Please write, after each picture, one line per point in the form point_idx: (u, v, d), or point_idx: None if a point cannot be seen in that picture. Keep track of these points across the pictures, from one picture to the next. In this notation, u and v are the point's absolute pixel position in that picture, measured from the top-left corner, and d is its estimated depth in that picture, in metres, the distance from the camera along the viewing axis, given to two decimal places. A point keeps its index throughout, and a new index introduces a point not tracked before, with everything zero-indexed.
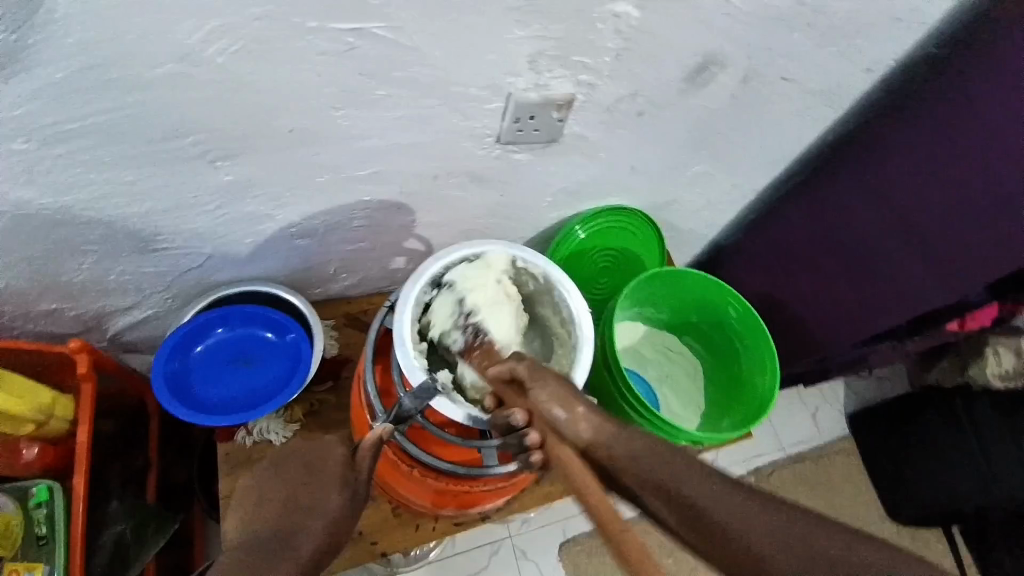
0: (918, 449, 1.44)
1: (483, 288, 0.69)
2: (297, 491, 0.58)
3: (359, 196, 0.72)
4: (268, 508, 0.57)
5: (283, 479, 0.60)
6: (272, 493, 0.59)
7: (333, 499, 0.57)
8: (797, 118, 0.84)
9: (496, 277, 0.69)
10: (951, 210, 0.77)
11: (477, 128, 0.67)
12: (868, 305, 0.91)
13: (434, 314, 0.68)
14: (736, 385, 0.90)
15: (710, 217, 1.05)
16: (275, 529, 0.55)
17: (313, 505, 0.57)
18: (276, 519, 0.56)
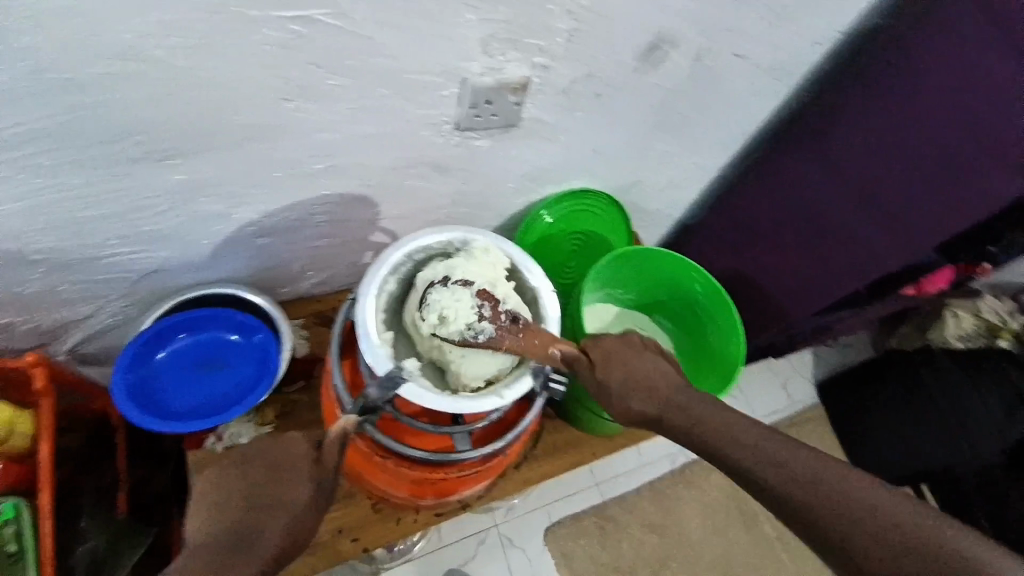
0: (880, 408, 1.51)
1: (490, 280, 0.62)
2: (263, 486, 0.57)
3: (318, 191, 0.70)
4: (231, 504, 0.56)
5: (246, 476, 0.58)
6: (234, 490, 0.57)
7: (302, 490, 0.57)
8: (754, 92, 0.85)
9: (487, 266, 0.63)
10: (909, 169, 0.79)
11: (434, 116, 0.66)
12: (827, 273, 0.94)
13: (454, 308, 0.58)
14: (707, 357, 0.91)
15: (675, 197, 1.05)
16: (237, 526, 0.53)
17: (281, 500, 0.56)
18: (239, 515, 0.55)
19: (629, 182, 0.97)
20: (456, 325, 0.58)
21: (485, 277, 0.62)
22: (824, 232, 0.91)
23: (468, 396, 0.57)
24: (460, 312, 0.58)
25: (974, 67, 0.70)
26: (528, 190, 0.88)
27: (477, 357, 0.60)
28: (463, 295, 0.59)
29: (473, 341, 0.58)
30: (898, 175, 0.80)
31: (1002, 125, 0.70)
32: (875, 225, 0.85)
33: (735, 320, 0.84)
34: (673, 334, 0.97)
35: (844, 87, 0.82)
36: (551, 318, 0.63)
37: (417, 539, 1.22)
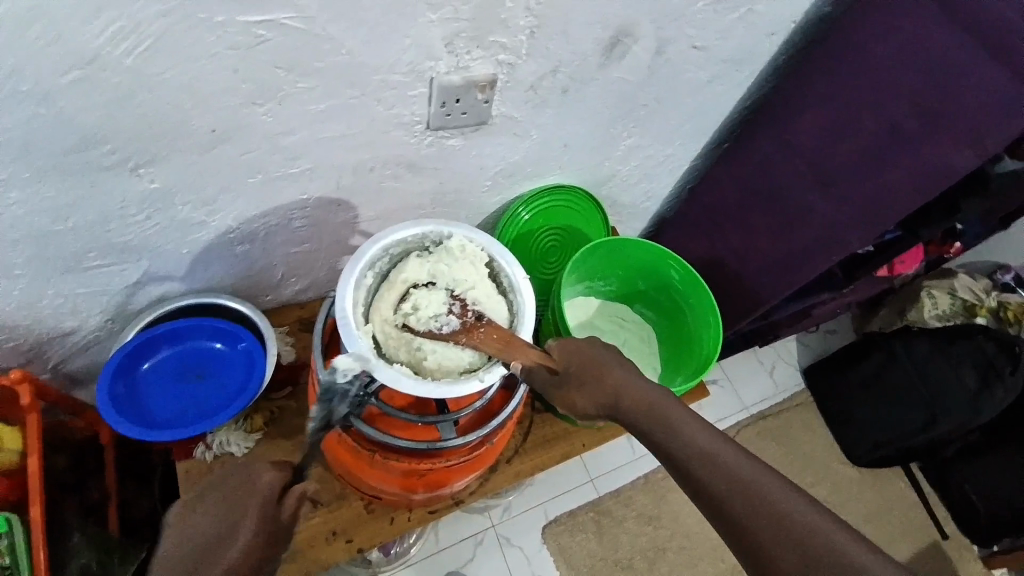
0: (863, 389, 1.55)
1: (470, 280, 0.61)
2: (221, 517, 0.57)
3: (294, 195, 0.71)
4: (190, 533, 0.56)
5: (208, 504, 0.58)
6: (194, 521, 0.57)
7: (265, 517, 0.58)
8: (718, 82, 0.87)
9: (468, 263, 0.61)
10: (878, 145, 0.80)
11: (405, 117, 0.67)
12: (801, 255, 0.94)
13: (423, 298, 0.59)
14: (687, 342, 0.93)
15: (648, 188, 1.09)
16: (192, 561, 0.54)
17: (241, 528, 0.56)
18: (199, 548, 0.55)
19: (603, 175, 1.00)
20: (425, 314, 0.59)
21: (464, 273, 0.61)
22: (799, 214, 0.93)
23: (447, 383, 0.54)
24: (432, 304, 0.59)
25: (925, 45, 0.73)
26: (504, 187, 0.90)
27: (445, 350, 0.58)
28: (438, 291, 0.60)
29: (439, 332, 0.59)
30: (861, 153, 0.82)
31: (956, 100, 0.72)
32: (847, 203, 0.86)
33: (711, 314, 0.86)
34: (653, 322, 0.99)
35: (804, 73, 0.86)
36: (529, 310, 0.60)
37: (413, 541, 1.23)
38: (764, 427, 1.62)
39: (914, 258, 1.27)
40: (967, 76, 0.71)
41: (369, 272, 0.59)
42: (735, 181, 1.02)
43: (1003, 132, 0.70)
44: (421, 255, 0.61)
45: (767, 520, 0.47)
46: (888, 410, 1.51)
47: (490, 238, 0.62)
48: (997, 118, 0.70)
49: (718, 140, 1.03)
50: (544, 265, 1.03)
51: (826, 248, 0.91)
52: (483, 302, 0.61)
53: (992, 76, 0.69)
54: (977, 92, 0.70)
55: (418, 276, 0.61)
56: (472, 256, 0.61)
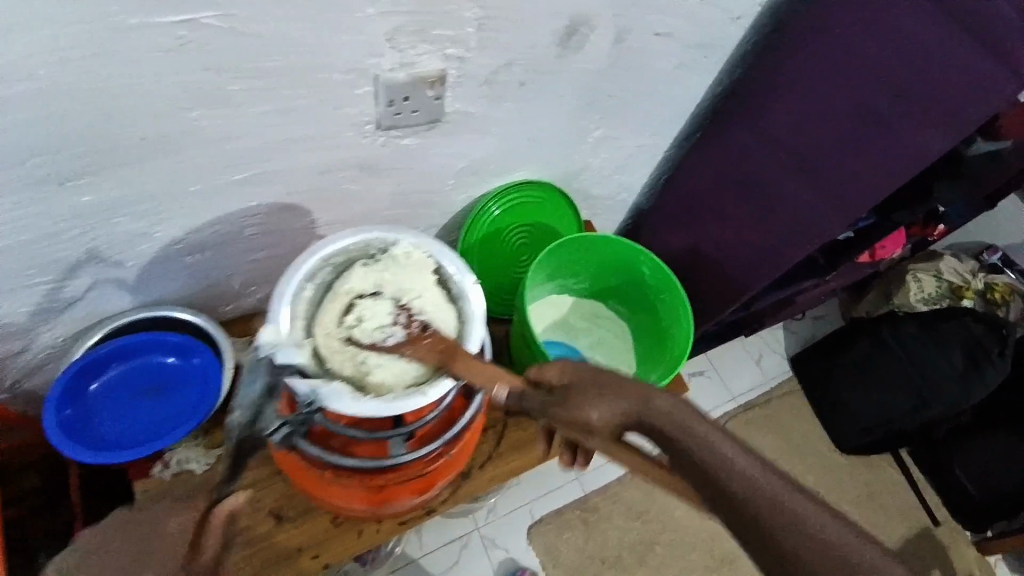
0: (857, 373, 1.51)
1: (417, 288, 0.59)
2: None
3: (241, 203, 0.68)
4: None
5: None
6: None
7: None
8: (685, 70, 0.85)
9: (415, 270, 0.59)
10: (859, 131, 0.77)
11: (353, 116, 0.64)
12: (781, 246, 0.92)
13: (368, 308, 0.57)
14: (662, 338, 0.91)
15: (622, 180, 1.06)
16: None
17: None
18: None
19: (574, 169, 0.97)
20: (370, 325, 0.57)
21: (411, 282, 0.59)
22: (776, 202, 0.90)
23: (396, 398, 0.53)
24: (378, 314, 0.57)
25: (894, 22, 0.70)
26: (470, 186, 0.87)
27: (390, 363, 0.55)
28: (384, 301, 0.58)
29: (384, 344, 0.56)
30: (839, 139, 0.80)
31: (944, 87, 0.68)
32: (826, 187, 0.84)
33: (683, 314, 0.84)
34: (628, 320, 0.97)
35: (775, 58, 0.84)
36: (478, 315, 0.58)
37: (397, 547, 1.21)
38: (752, 417, 1.61)
39: (896, 243, 1.25)
40: (939, 52, 0.68)
41: (309, 284, 0.57)
42: (710, 170, 0.99)
43: (979, 108, 0.67)
44: (366, 264, 0.59)
45: (810, 544, 0.43)
46: (886, 396, 1.47)
47: (437, 243, 0.60)
48: (976, 92, 0.67)
49: (691, 129, 1.00)
50: (515, 264, 1.00)
51: (807, 239, 0.89)
52: (431, 311, 0.58)
53: (964, 51, 0.66)
54: (950, 68, 0.68)
55: (363, 286, 0.58)
56: (419, 262, 0.59)
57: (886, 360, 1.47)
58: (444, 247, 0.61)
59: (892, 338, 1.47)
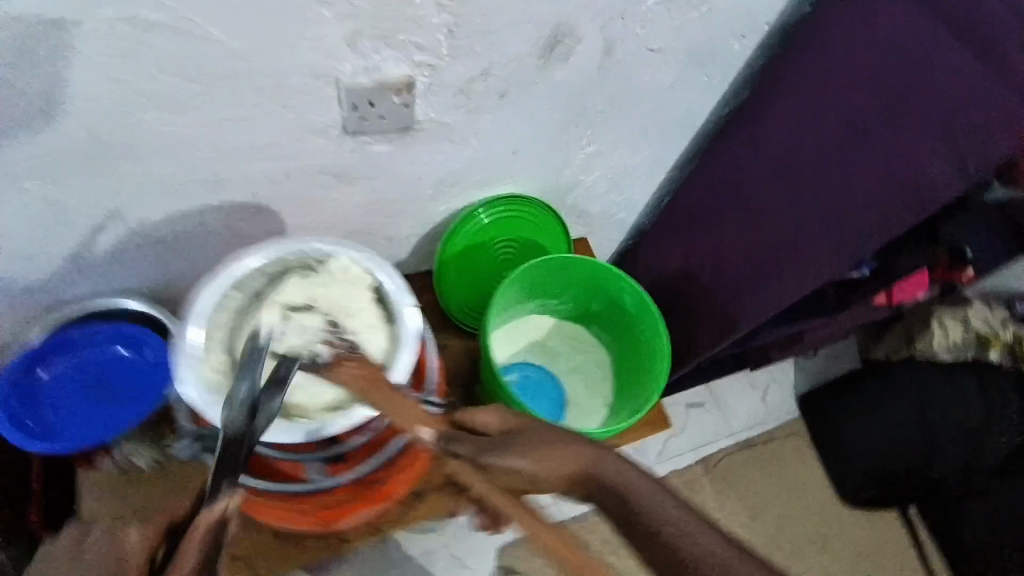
0: (860, 413, 1.46)
1: (352, 305, 0.58)
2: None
3: (204, 199, 0.68)
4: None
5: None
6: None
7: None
8: (679, 90, 0.81)
9: (353, 286, 0.58)
10: (858, 156, 0.75)
11: (317, 118, 0.62)
12: (765, 271, 0.84)
13: (295, 323, 0.56)
14: (636, 370, 0.86)
15: (617, 199, 1.02)
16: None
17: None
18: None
19: (565, 185, 0.93)
20: (294, 341, 0.56)
21: (345, 299, 0.58)
22: (772, 236, 0.84)
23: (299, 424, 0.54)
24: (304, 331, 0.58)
25: (917, 53, 0.70)
26: (451, 197, 0.84)
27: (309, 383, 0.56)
28: (314, 317, 0.57)
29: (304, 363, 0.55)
30: (836, 164, 0.77)
31: (946, 109, 0.68)
32: (828, 219, 0.78)
33: (661, 352, 0.79)
34: (609, 349, 0.92)
35: (776, 80, 0.79)
36: (408, 339, 0.57)
37: (362, 556, 1.19)
38: (749, 456, 1.54)
39: (918, 287, 1.13)
40: (959, 86, 0.68)
41: (237, 292, 0.56)
42: (702, 192, 0.94)
43: (993, 148, 0.66)
44: (304, 276, 0.58)
45: None
46: (884, 444, 1.43)
47: (378, 260, 0.59)
48: (996, 129, 0.66)
49: (692, 150, 0.95)
50: (495, 279, 0.96)
51: (794, 266, 0.81)
52: (363, 331, 0.58)
53: (988, 90, 0.66)
54: (970, 102, 0.67)
55: (295, 299, 0.57)
56: (358, 279, 0.58)
57: (897, 401, 1.41)
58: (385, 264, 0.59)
59: (900, 382, 1.42)
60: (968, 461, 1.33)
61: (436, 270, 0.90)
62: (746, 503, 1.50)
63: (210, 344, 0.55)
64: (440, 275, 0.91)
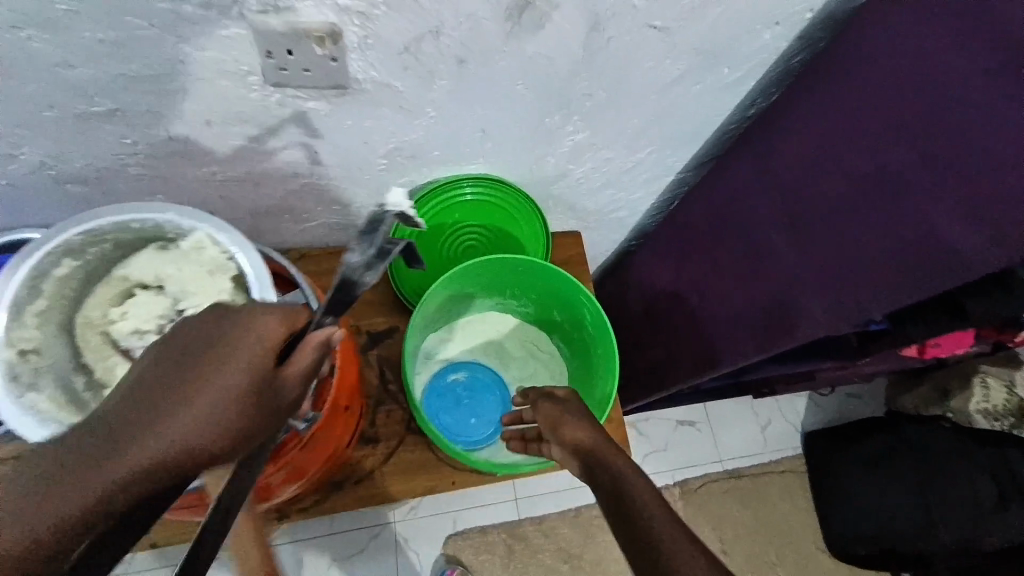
0: (861, 465, 1.34)
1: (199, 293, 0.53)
2: (225, 445, 0.44)
3: (113, 138, 0.61)
4: (127, 478, 0.40)
5: (166, 421, 0.42)
6: (127, 456, 0.40)
7: (34, 525, 0.38)
8: (684, 78, 0.68)
9: (204, 269, 0.53)
10: (847, 184, 0.63)
11: (217, 56, 0.52)
12: (752, 314, 0.75)
13: (134, 305, 0.55)
14: (587, 390, 0.79)
15: (613, 195, 0.90)
16: (86, 522, 0.39)
17: (15, 541, 0.38)
18: (84, 502, 0.39)
19: (548, 175, 0.82)
20: (130, 324, 0.55)
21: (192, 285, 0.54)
22: (764, 273, 0.73)
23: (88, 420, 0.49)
24: (141, 315, 0.55)
25: (918, 67, 0.58)
26: (412, 171, 0.75)
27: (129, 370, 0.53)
28: (163, 298, 0.56)
29: (133, 349, 0.55)
30: (824, 194, 0.66)
31: (944, 125, 0.56)
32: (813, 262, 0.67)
33: (612, 381, 0.72)
34: (570, 365, 0.84)
35: (796, 92, 0.69)
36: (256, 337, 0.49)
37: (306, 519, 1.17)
38: (737, 487, 1.42)
39: (956, 344, 0.98)
40: (965, 106, 0.55)
41: (69, 259, 0.51)
42: (704, 204, 0.85)
43: (999, 182, 0.52)
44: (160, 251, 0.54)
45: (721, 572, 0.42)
46: (890, 501, 1.30)
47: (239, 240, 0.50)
48: (977, 132, 0.54)
49: (709, 153, 0.85)
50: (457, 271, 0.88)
51: (779, 309, 0.71)
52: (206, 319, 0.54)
53: (993, 107, 0.54)
54: (969, 124, 0.55)
55: (145, 277, 0.55)
56: (210, 262, 0.52)
57: (912, 458, 1.30)
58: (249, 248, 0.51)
59: (910, 441, 1.31)
60: (967, 540, 1.21)
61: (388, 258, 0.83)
62: (722, 535, 1.39)
63: (25, 322, 0.50)
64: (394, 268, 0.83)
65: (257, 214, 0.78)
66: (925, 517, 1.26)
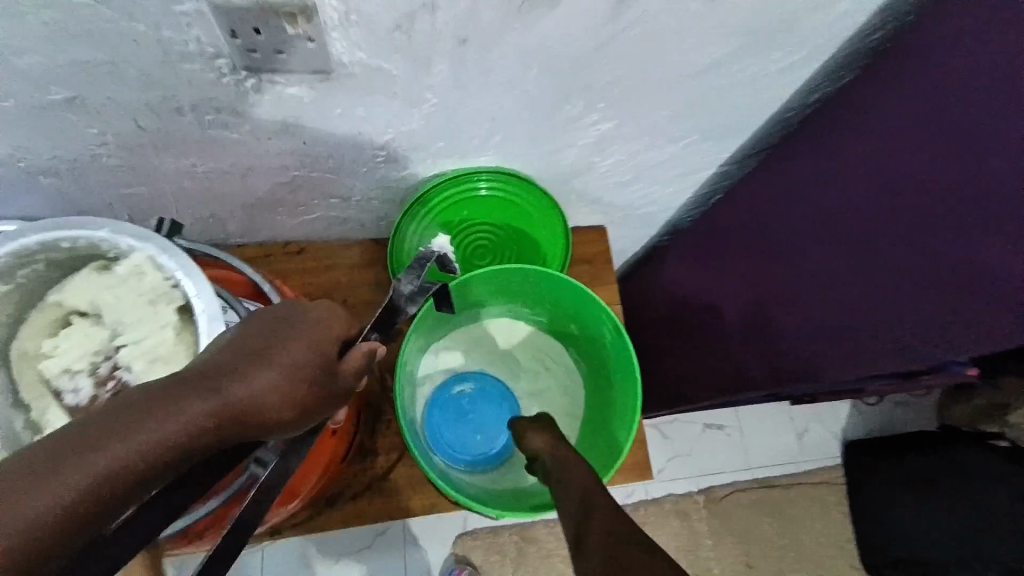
0: (900, 481, 1.25)
1: (138, 322, 0.47)
2: (286, 420, 0.41)
3: (79, 127, 0.55)
4: (187, 436, 0.37)
5: (235, 384, 0.39)
6: (189, 414, 0.37)
7: (81, 475, 0.34)
8: (734, 59, 0.57)
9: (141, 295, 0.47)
10: (874, 201, 0.56)
11: (175, 35, 0.44)
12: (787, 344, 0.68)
13: (65, 338, 0.49)
14: (603, 408, 0.73)
15: (645, 189, 0.80)
16: (133, 479, 0.35)
17: (56, 492, 0.33)
18: (134, 455, 0.35)
19: (569, 168, 0.73)
20: (60, 361, 0.49)
21: (129, 316, 0.48)
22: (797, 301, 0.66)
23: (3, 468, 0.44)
24: (72, 349, 0.49)
25: (931, 69, 0.51)
26: (414, 162, 0.67)
27: (58, 411, 0.48)
28: (99, 330, 0.49)
29: (63, 390, 0.48)
30: (851, 215, 0.58)
31: (951, 132, 0.49)
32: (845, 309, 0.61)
33: (632, 408, 0.66)
34: (586, 382, 0.79)
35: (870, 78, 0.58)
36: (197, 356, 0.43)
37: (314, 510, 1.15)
38: (767, 497, 1.33)
39: None
40: (969, 106, 0.48)
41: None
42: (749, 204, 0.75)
43: (1003, 183, 0.46)
44: (98, 274, 0.48)
45: None
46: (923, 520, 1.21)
47: (178, 256, 0.45)
48: (990, 134, 0.47)
49: (759, 146, 0.74)
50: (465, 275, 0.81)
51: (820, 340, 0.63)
52: (143, 350, 0.48)
53: (996, 111, 0.46)
54: (979, 130, 0.47)
55: (78, 304, 0.49)
56: (147, 286, 0.46)
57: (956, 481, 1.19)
58: (188, 265, 0.45)
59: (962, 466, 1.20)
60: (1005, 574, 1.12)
61: (390, 262, 0.76)
62: (746, 548, 1.31)
63: None
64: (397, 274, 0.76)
65: (248, 207, 0.71)
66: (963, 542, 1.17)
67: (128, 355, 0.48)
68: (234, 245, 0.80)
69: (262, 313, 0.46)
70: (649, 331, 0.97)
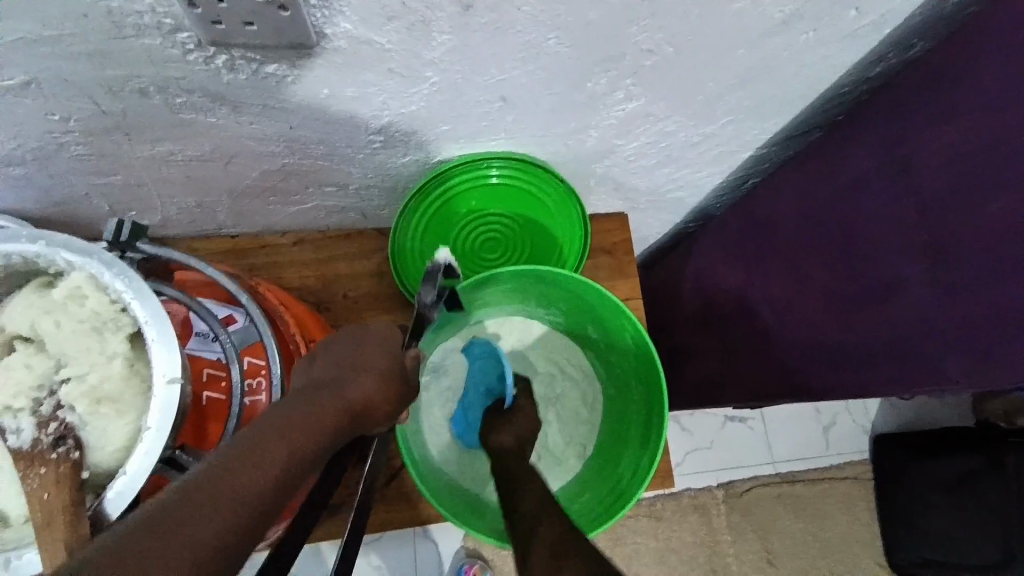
0: (928, 480, 1.19)
1: (86, 353, 0.45)
2: (380, 420, 0.44)
3: (38, 114, 0.48)
4: (327, 430, 0.39)
5: (346, 386, 0.42)
6: (324, 416, 0.39)
7: (256, 478, 0.34)
8: (789, 21, 0.48)
9: (92, 322, 0.44)
10: (957, 192, 0.49)
11: (125, 4, 0.37)
12: (843, 354, 0.61)
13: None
14: (624, 417, 0.71)
15: (673, 173, 0.72)
16: (297, 474, 0.36)
17: (258, 478, 0.34)
18: (293, 453, 0.36)
19: (588, 151, 0.65)
20: None
21: (75, 347, 0.45)
22: (857, 304, 0.59)
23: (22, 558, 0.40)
24: (7, 386, 0.44)
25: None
26: (416, 146, 0.60)
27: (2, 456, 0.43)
28: (43, 355, 0.45)
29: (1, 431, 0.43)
30: (927, 206, 0.52)
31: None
32: (877, 332, 0.57)
33: (660, 417, 0.63)
34: (604, 388, 0.75)
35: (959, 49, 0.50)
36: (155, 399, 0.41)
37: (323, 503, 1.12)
38: (790, 494, 1.27)
39: None
40: None
41: None
42: (796, 192, 0.66)
43: None
44: (40, 292, 0.45)
45: None
46: (953, 520, 1.17)
47: (125, 272, 0.43)
48: None
49: (804, 125, 0.66)
50: (472, 269, 0.75)
51: (889, 353, 0.56)
52: (92, 381, 0.44)
53: None
54: None
55: (20, 329, 0.45)
56: (98, 310, 0.44)
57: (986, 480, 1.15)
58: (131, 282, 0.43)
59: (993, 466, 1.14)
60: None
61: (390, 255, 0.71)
62: (765, 544, 1.26)
63: None
64: (398, 271, 0.71)
65: (237, 195, 0.65)
66: (994, 539, 1.14)
67: (70, 393, 0.44)
68: (226, 234, 0.74)
69: (327, 338, 0.49)
70: (673, 325, 0.90)
